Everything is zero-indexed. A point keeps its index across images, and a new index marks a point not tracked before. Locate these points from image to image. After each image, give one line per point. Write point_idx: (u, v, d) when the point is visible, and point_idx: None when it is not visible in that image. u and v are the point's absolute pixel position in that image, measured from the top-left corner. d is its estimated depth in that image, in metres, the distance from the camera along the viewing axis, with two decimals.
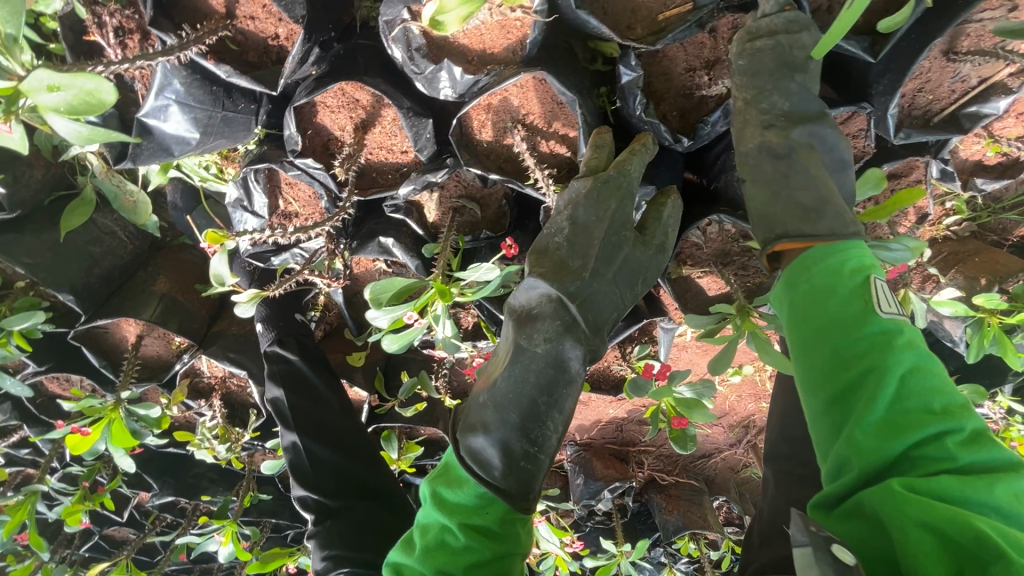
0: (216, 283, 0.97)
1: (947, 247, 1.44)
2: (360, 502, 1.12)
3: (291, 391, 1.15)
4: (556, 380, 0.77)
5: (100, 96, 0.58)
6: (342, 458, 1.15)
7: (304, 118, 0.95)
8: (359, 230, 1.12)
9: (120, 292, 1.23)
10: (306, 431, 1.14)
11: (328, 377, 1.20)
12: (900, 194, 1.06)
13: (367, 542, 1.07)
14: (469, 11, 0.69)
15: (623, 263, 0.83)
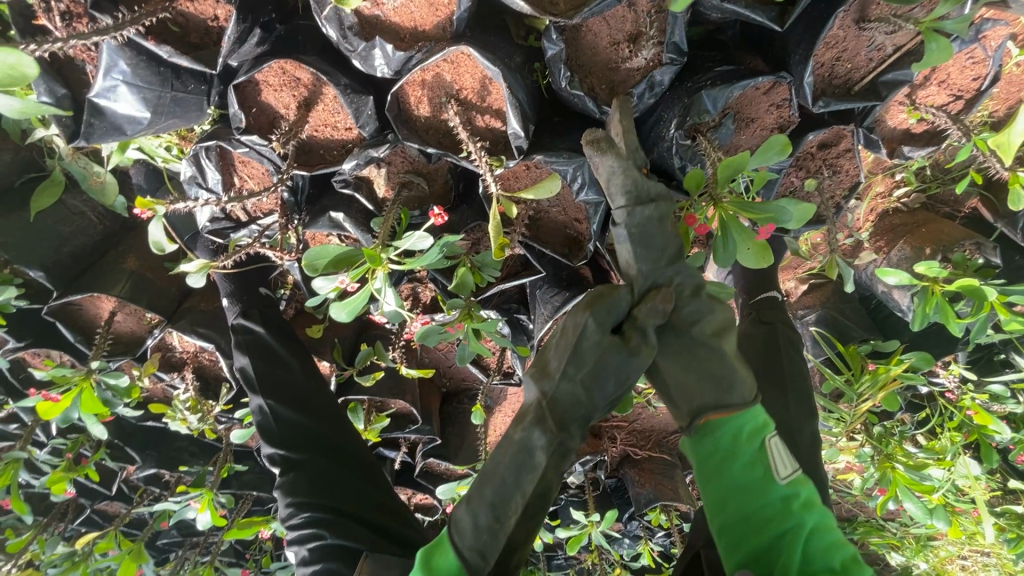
0: (154, 250, 1.01)
1: (898, 219, 1.46)
2: (323, 456, 1.12)
3: (256, 358, 1.21)
4: (526, 468, 0.66)
5: (23, 70, 0.67)
6: (308, 417, 1.17)
7: (249, 97, 1.00)
8: (312, 206, 1.16)
9: (91, 270, 1.28)
10: (270, 389, 1.18)
11: (292, 346, 1.26)
12: (830, 163, 1.09)
13: (330, 488, 1.07)
14: None
15: (605, 374, 0.68)
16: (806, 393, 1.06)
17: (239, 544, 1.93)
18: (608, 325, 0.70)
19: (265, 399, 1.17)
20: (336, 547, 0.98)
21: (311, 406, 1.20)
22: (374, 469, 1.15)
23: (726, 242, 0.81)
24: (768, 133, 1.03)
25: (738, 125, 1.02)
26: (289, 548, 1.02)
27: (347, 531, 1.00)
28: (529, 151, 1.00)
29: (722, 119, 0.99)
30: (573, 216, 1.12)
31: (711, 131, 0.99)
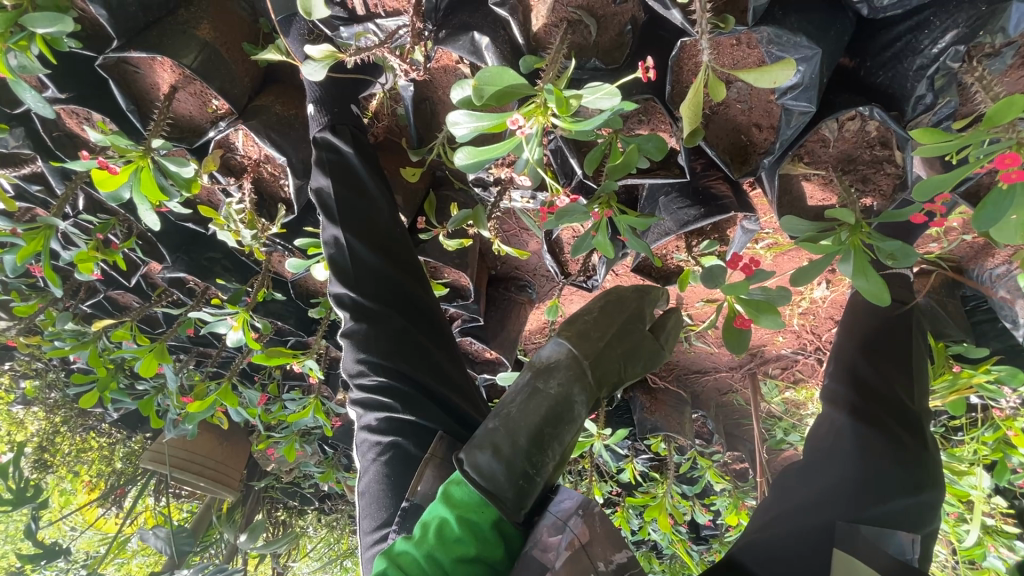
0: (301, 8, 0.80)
1: None
2: (398, 314, 0.98)
3: (338, 182, 1.01)
4: (564, 417, 0.76)
5: None
6: (384, 263, 1.00)
7: None
8: (449, 21, 0.93)
9: (157, 27, 1.04)
10: (349, 223, 0.99)
11: (379, 179, 1.07)
12: None
13: (404, 354, 0.95)
14: None
15: (624, 348, 0.87)
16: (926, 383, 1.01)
17: (252, 366, 1.92)
18: None
19: (342, 232, 0.99)
20: (411, 422, 0.91)
21: (391, 252, 1.04)
22: (451, 342, 1.03)
23: (1002, 201, 0.64)
24: None
25: (1011, 61, 0.82)
26: (353, 408, 0.95)
27: (421, 407, 0.92)
28: (759, 21, 0.79)
29: (1004, 48, 0.79)
30: (756, 121, 0.94)
31: (984, 58, 0.79)
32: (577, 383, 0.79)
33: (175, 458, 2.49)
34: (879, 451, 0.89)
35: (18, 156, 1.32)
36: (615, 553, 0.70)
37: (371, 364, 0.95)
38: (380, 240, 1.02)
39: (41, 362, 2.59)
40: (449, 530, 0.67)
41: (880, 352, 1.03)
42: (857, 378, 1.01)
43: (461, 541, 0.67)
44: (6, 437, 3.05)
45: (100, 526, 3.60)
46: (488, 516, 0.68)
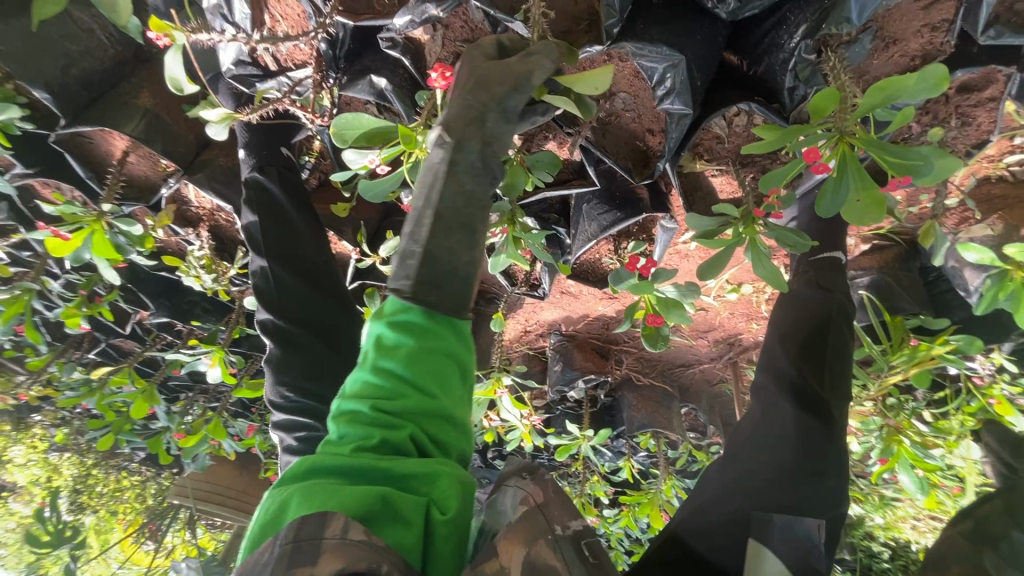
0: (172, 87, 0.81)
1: (996, 190, 1.31)
2: (319, 338, 1.06)
3: (265, 217, 1.11)
4: (446, 254, 0.63)
5: None
6: (306, 287, 1.10)
7: None
8: (351, 66, 1.00)
9: (101, 101, 1.14)
10: (273, 252, 1.09)
11: (305, 214, 1.16)
12: (963, 112, 0.93)
13: (324, 374, 1.02)
14: None
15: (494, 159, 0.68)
16: (844, 368, 1.04)
17: (247, 399, 2.02)
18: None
19: (267, 262, 1.09)
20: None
21: (315, 279, 1.12)
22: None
23: (835, 188, 0.69)
24: (907, 62, 0.85)
25: (875, 44, 0.84)
26: (276, 432, 1.00)
27: None
28: (618, 38, 0.84)
29: (861, 35, 0.81)
30: (648, 125, 0.98)
31: (843, 46, 0.82)
32: (432, 279, 0.62)
33: (195, 491, 2.63)
34: (793, 438, 0.92)
35: (6, 228, 1.45)
36: (573, 518, 0.52)
37: (291, 387, 1.01)
38: (304, 268, 1.12)
39: (67, 412, 2.76)
40: (380, 412, 0.55)
41: (797, 342, 1.06)
42: (777, 372, 1.04)
43: (410, 363, 0.57)
44: (47, 483, 3.26)
45: (142, 561, 3.78)
46: (436, 344, 0.60)
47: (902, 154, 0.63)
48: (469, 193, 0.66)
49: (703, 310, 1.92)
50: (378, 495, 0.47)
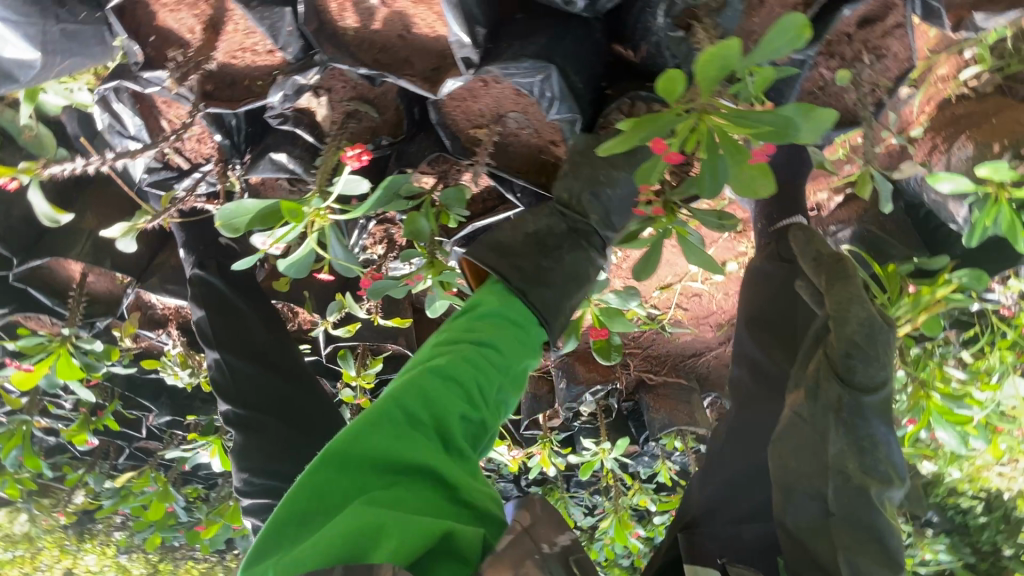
0: (47, 223, 0.87)
1: (961, 109, 1.21)
2: (280, 420, 1.08)
3: (211, 311, 1.13)
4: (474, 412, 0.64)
5: None
6: (263, 370, 1.12)
7: (144, 22, 0.83)
8: (252, 148, 1.02)
9: (48, 233, 1.20)
10: (222, 343, 1.11)
11: (249, 295, 1.18)
12: (874, 46, 0.86)
13: (288, 456, 1.05)
14: None
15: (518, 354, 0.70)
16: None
17: None
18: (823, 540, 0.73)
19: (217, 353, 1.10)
20: None
21: (266, 358, 1.14)
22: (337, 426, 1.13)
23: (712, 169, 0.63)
24: (791, 11, 0.80)
25: (748, 4, 0.79)
26: (246, 518, 1.03)
27: None
28: (482, 64, 0.81)
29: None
30: (547, 139, 0.95)
31: (713, 16, 0.77)
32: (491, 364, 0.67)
33: None
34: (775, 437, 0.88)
35: None
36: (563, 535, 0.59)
37: (255, 472, 1.04)
38: (255, 350, 1.14)
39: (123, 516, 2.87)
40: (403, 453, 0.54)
41: (767, 328, 1.02)
42: (750, 361, 1.01)
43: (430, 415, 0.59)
44: None
45: None
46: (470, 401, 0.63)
47: (764, 118, 0.59)
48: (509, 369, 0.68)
49: (696, 295, 1.84)
50: (373, 521, 0.48)
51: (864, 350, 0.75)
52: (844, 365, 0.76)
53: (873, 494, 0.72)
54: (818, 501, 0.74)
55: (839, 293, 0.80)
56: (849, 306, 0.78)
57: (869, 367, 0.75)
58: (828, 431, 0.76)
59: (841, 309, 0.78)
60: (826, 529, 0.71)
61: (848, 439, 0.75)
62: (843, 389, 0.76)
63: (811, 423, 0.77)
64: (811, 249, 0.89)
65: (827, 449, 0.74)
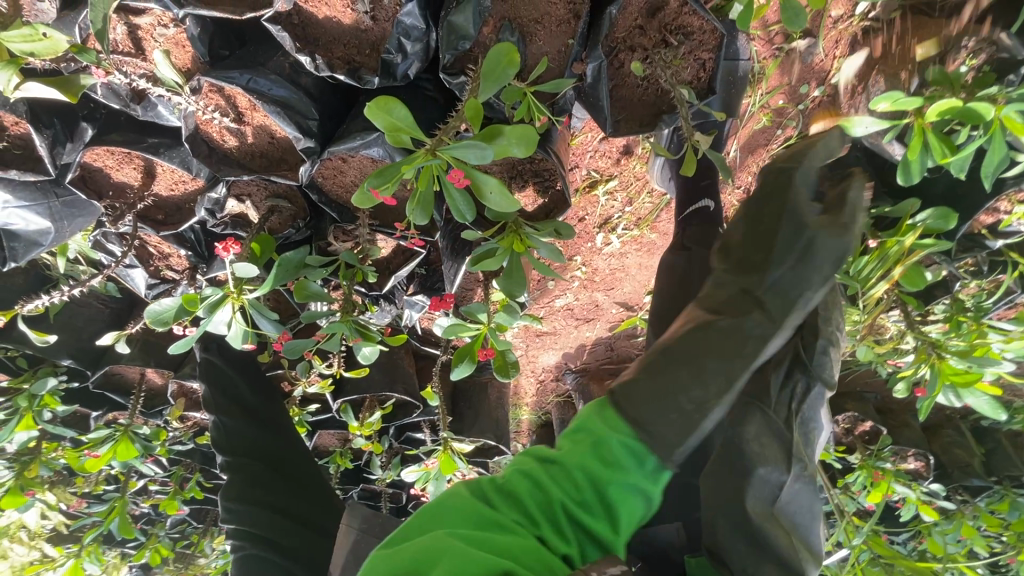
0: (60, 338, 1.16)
1: (871, 42, 1.12)
2: (261, 463, 1.19)
3: (208, 378, 1.27)
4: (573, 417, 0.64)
5: None
6: (249, 424, 1.26)
7: (104, 182, 1.12)
8: (211, 251, 1.27)
9: (110, 347, 1.55)
10: (216, 402, 1.24)
11: (241, 369, 1.35)
12: (674, 28, 0.87)
13: (268, 491, 1.15)
14: (7, 76, 0.71)
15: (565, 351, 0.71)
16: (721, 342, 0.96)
17: None
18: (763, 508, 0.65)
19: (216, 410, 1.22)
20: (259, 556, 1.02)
21: (254, 416, 1.29)
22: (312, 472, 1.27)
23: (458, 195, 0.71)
24: (568, 26, 0.86)
25: (526, 33, 0.86)
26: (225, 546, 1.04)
27: (285, 540, 1.07)
28: (324, 147, 0.98)
29: (498, 37, 0.85)
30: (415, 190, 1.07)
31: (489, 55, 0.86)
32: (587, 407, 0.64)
33: None
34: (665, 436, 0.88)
35: None
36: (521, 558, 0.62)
37: (241, 503, 1.09)
38: (241, 409, 1.27)
39: None
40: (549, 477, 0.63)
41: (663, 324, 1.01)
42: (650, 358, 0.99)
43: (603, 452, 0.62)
44: None
45: None
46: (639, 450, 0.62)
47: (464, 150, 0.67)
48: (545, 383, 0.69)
49: None
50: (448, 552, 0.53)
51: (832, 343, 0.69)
52: (813, 356, 0.69)
53: (820, 484, 0.68)
54: (768, 485, 0.65)
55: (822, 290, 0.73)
56: (829, 308, 0.71)
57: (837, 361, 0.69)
58: (789, 418, 0.68)
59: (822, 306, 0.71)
60: (773, 518, 0.65)
61: (802, 427, 0.69)
62: (812, 376, 0.68)
63: (773, 411, 0.67)
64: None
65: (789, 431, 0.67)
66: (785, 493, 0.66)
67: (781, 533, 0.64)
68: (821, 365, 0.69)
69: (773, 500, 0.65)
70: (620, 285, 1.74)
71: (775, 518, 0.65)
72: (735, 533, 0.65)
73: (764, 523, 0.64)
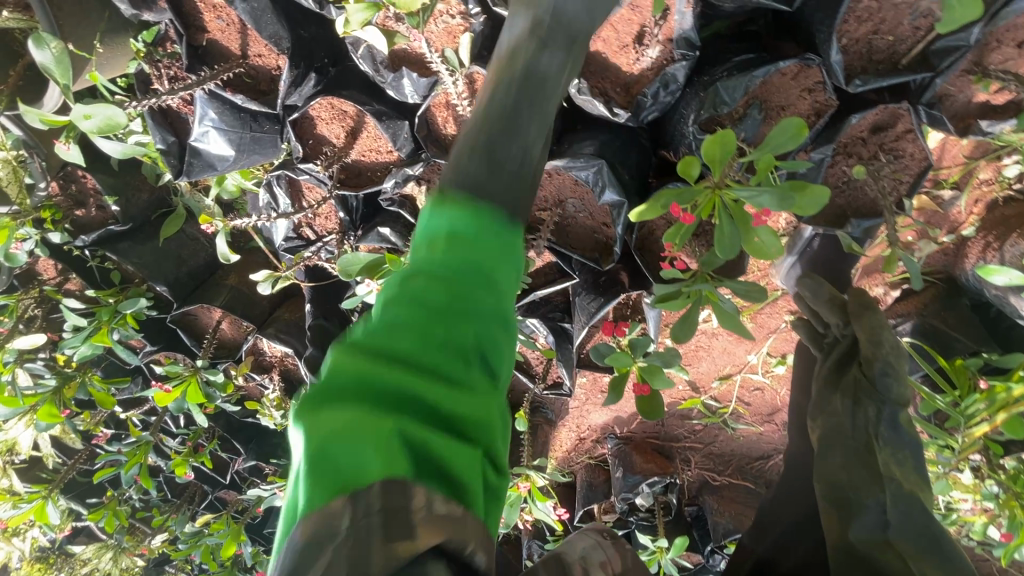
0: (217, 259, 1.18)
1: (1008, 210, 1.27)
2: None
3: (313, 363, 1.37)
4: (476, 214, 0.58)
5: (117, 120, 0.79)
6: None
7: (306, 130, 1.15)
8: (363, 222, 1.29)
9: (202, 286, 1.52)
10: None
11: None
12: (890, 148, 0.98)
13: None
14: (367, 16, 0.77)
15: (504, 158, 0.63)
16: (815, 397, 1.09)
17: None
18: (862, 529, 0.71)
19: None
20: None
21: None
22: None
23: (727, 231, 0.75)
24: (805, 120, 0.96)
25: (768, 115, 0.96)
26: None
27: None
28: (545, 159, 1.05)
29: (747, 111, 0.95)
30: (600, 221, 1.13)
31: (731, 124, 0.96)
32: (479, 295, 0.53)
33: None
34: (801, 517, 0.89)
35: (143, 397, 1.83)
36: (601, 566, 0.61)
37: None
38: None
39: None
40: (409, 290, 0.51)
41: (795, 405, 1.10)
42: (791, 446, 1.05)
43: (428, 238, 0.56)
44: None
45: None
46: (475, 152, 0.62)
47: (746, 195, 0.73)
48: (477, 232, 0.57)
49: (758, 389, 1.82)
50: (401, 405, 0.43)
51: (890, 363, 0.88)
52: (879, 381, 0.88)
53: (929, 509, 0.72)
54: (873, 511, 0.73)
55: (870, 321, 0.95)
56: (879, 332, 0.92)
57: (899, 385, 0.87)
58: (870, 444, 0.83)
59: (875, 334, 0.92)
60: (889, 541, 0.68)
61: (891, 452, 0.82)
62: (881, 403, 0.87)
63: (852, 438, 0.85)
64: (819, 295, 1.06)
65: (874, 457, 0.81)
66: (893, 514, 0.71)
67: (896, 560, 0.65)
68: (886, 384, 0.87)
69: (887, 525, 0.70)
70: (698, 363, 1.80)
71: (896, 545, 0.68)
72: (851, 562, 0.68)
73: (875, 548, 0.68)
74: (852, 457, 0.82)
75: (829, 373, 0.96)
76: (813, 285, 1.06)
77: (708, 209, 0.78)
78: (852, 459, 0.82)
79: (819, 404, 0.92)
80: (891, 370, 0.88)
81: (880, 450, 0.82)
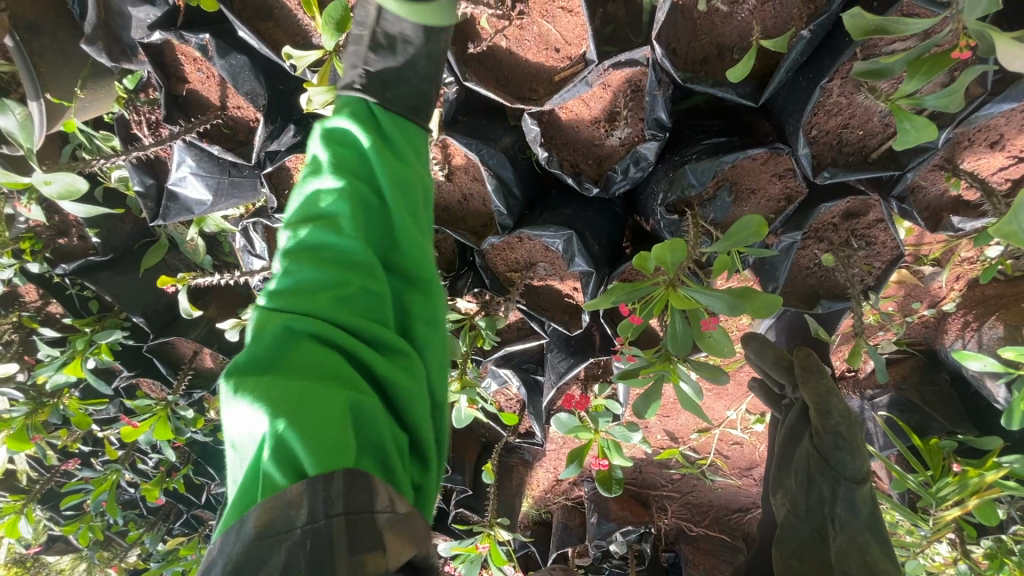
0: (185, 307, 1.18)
1: (991, 290, 1.25)
2: None
3: None
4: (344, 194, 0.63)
5: (77, 186, 0.85)
6: None
7: (283, 180, 1.15)
8: None
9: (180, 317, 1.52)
10: None
11: None
12: (861, 234, 0.97)
13: None
14: (327, 98, 0.85)
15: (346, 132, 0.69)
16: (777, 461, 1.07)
17: None
18: None
19: None
20: None
21: None
22: None
23: (676, 328, 0.75)
24: (775, 204, 0.95)
25: (738, 197, 0.96)
26: None
27: None
28: (516, 226, 1.05)
29: (716, 193, 0.94)
30: (571, 285, 1.13)
31: (700, 204, 0.95)
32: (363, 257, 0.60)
33: None
34: None
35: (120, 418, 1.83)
36: None
37: None
38: None
39: None
40: (324, 329, 0.56)
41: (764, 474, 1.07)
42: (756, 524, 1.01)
43: (324, 254, 0.60)
44: None
45: None
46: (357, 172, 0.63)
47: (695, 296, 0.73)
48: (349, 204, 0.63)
49: (737, 444, 1.80)
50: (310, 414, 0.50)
51: (846, 437, 0.82)
52: (831, 455, 0.82)
53: None
54: None
55: (816, 386, 0.88)
56: (826, 397, 0.85)
57: (854, 459, 0.81)
58: (825, 529, 0.79)
59: (821, 400, 0.86)
60: None
61: (848, 539, 0.77)
62: (837, 480, 0.81)
63: (808, 520, 0.82)
64: (766, 355, 1.01)
65: (828, 540, 0.78)
66: None
67: None
68: (839, 458, 0.82)
69: None
70: (676, 415, 1.78)
71: None
72: None
73: None
74: (807, 539, 0.80)
75: (787, 445, 0.93)
76: (757, 346, 1.00)
77: (661, 303, 0.78)
78: (804, 540, 0.79)
79: (780, 482, 0.90)
80: (844, 443, 0.82)
81: (832, 529, 0.79)
